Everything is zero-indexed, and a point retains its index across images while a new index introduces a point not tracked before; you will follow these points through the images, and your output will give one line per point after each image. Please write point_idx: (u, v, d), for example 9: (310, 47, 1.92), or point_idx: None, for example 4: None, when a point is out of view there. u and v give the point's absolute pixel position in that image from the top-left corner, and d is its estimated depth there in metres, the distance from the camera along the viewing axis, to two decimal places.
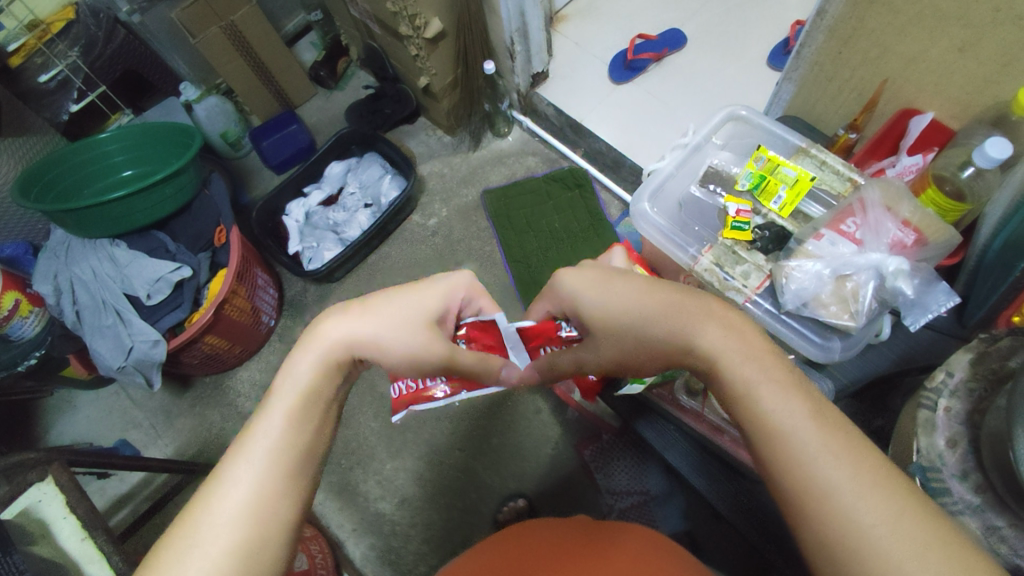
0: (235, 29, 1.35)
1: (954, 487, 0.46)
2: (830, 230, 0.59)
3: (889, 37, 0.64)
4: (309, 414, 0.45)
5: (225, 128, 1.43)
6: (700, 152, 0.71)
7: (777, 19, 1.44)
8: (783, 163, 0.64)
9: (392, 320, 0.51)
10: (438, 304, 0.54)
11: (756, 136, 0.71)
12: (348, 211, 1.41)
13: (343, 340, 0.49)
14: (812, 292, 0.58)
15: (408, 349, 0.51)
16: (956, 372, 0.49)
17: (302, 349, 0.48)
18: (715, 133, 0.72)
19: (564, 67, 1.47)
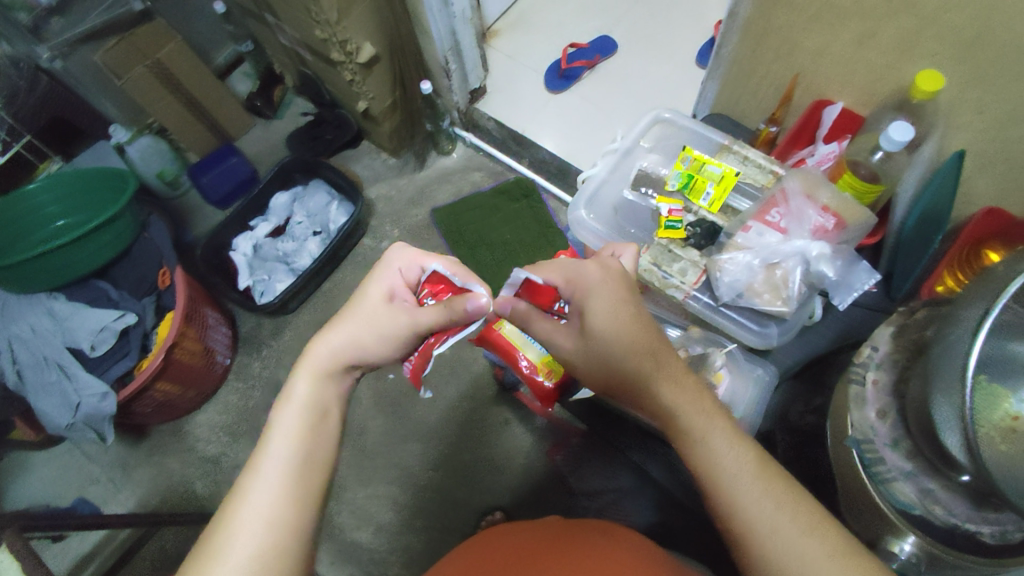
0: (162, 67, 1.33)
1: (887, 456, 0.49)
2: (757, 221, 0.62)
3: (795, 33, 0.67)
4: (312, 426, 0.53)
5: (161, 167, 1.41)
6: (630, 157, 0.72)
7: (701, 19, 1.49)
8: (708, 161, 0.67)
9: (357, 316, 0.59)
10: (380, 289, 0.61)
11: (682, 137, 0.73)
12: (297, 240, 1.40)
13: (329, 359, 0.57)
14: (744, 282, 0.61)
15: (376, 331, 0.59)
16: (880, 346, 0.52)
17: (301, 374, 0.55)
18: (643, 137, 0.73)
19: (500, 81, 1.49)
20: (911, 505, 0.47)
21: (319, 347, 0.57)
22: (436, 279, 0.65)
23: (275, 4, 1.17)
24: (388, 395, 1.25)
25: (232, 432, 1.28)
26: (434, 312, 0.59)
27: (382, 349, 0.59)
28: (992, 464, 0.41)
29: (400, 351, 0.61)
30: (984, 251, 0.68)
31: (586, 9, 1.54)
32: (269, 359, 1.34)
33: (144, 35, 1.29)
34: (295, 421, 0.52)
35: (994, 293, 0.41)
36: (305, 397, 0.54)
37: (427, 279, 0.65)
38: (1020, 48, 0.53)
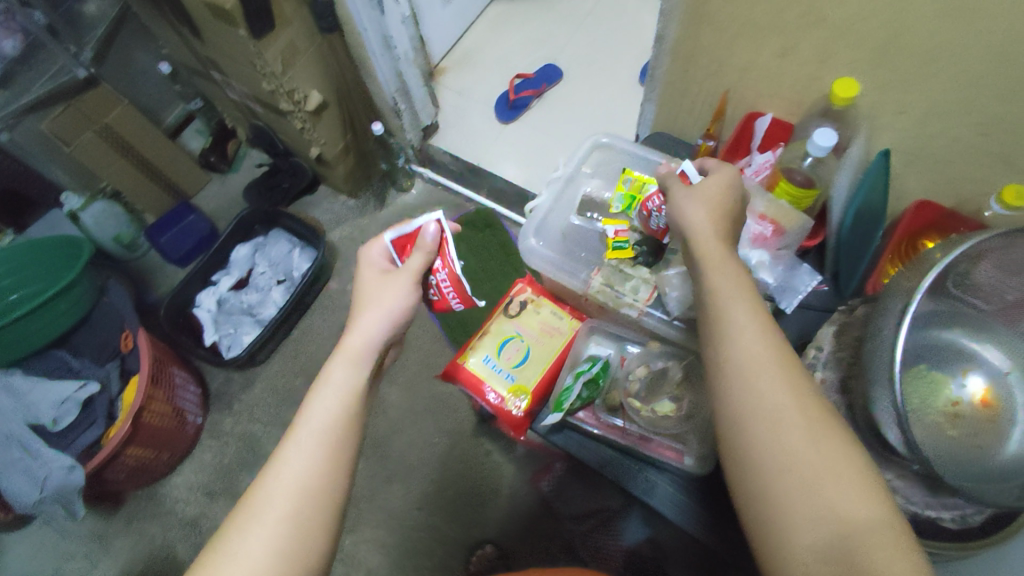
0: (111, 131, 1.34)
1: None
2: None
3: (718, 52, 0.71)
4: (350, 405, 0.55)
5: (117, 231, 1.39)
6: (573, 184, 0.74)
7: (639, 41, 1.55)
8: (648, 181, 0.67)
9: (366, 301, 0.61)
10: (374, 272, 0.64)
11: (623, 159, 0.74)
12: (261, 290, 1.39)
13: (361, 342, 0.59)
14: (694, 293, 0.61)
15: (383, 302, 0.61)
16: (824, 346, 0.55)
17: (337, 359, 0.57)
18: (584, 163, 0.75)
19: (452, 116, 1.52)
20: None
21: (350, 334, 0.59)
22: (402, 244, 0.66)
23: (221, 61, 1.19)
24: (367, 439, 1.23)
25: (209, 492, 1.25)
26: (419, 256, 0.63)
27: (397, 303, 0.61)
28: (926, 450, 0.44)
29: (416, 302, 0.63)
30: (921, 241, 0.72)
31: (529, 40, 1.58)
32: (242, 414, 1.31)
33: (91, 100, 1.29)
34: (335, 402, 0.54)
35: (915, 287, 0.43)
36: (342, 381, 0.56)
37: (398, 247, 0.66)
38: (925, 50, 0.56)
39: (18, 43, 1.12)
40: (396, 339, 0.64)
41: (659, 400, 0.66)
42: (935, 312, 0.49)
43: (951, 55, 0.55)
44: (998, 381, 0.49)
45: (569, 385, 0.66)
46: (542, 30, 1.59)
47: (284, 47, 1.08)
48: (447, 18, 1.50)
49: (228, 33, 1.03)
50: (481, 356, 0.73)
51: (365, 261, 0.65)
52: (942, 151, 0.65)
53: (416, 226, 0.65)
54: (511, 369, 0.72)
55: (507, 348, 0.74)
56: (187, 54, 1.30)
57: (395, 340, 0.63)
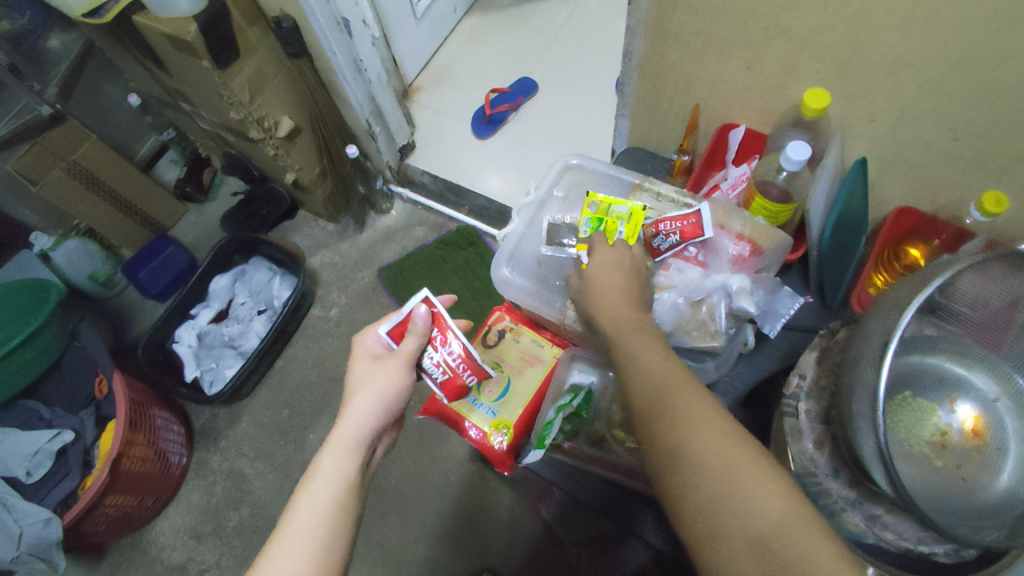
0: (81, 168, 1.30)
1: (831, 486, 0.49)
2: (676, 257, 0.62)
3: (687, 66, 0.69)
4: (339, 501, 0.55)
5: (92, 269, 1.36)
6: (544, 208, 0.72)
7: (615, 50, 1.53)
8: (614, 201, 0.65)
9: (356, 391, 0.60)
10: (367, 359, 0.63)
11: (595, 180, 0.72)
12: (242, 321, 1.37)
13: (352, 434, 0.58)
14: (672, 321, 0.60)
15: (374, 393, 0.60)
16: (807, 374, 0.54)
17: (328, 450, 0.57)
18: (556, 186, 0.73)
19: (430, 135, 1.50)
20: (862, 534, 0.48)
21: (341, 422, 0.59)
22: (395, 329, 0.63)
23: (188, 93, 1.17)
24: None
25: (198, 534, 1.21)
26: (411, 339, 0.61)
27: (390, 392, 0.60)
28: (911, 483, 0.43)
29: (410, 386, 0.61)
30: (906, 249, 0.70)
31: (503, 54, 1.57)
32: (229, 450, 1.28)
33: (58, 137, 1.25)
34: (324, 498, 0.55)
35: (895, 314, 0.41)
36: (331, 472, 0.56)
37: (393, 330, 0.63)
38: (892, 59, 0.55)
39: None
40: (390, 423, 0.64)
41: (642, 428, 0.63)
42: (920, 338, 0.47)
43: (918, 62, 0.54)
44: (987, 408, 0.48)
45: (550, 417, 0.65)
46: (516, 44, 1.58)
47: (250, 75, 1.06)
48: (419, 36, 1.49)
49: (191, 64, 1.02)
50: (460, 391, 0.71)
51: (358, 346, 0.64)
52: (919, 158, 0.64)
53: (407, 311, 0.63)
54: (492, 403, 0.70)
55: (486, 381, 0.71)
56: (155, 87, 1.28)
57: (389, 424, 0.63)
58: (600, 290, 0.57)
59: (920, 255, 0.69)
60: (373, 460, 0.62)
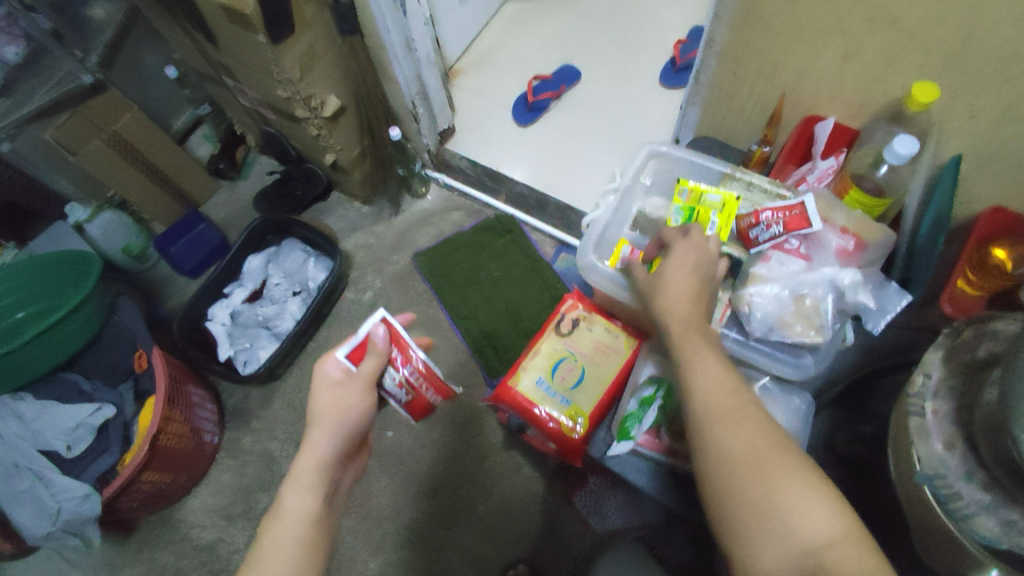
0: (119, 139, 1.28)
1: (963, 488, 0.48)
2: (776, 250, 0.60)
3: (779, 51, 0.67)
4: (309, 533, 0.59)
5: (126, 241, 1.34)
6: (628, 197, 0.70)
7: (661, 41, 1.51)
8: (706, 190, 0.65)
9: (319, 418, 0.65)
10: (323, 386, 0.67)
11: (681, 171, 0.71)
12: (277, 302, 1.35)
13: (316, 462, 0.62)
14: (775, 315, 0.58)
15: (341, 415, 0.65)
16: (933, 373, 0.52)
17: (290, 488, 0.61)
18: (641, 173, 0.71)
19: (469, 120, 1.47)
20: (998, 540, 0.46)
21: (301, 456, 0.63)
22: (353, 353, 0.69)
23: (233, 68, 1.15)
24: (388, 454, 1.19)
25: (227, 514, 1.20)
26: (373, 360, 0.69)
27: (351, 415, 0.65)
28: None
29: (372, 405, 0.68)
30: (990, 248, 0.67)
31: (546, 40, 1.54)
32: (260, 432, 1.27)
33: (98, 107, 1.22)
34: (290, 533, 0.58)
35: None
36: (296, 507, 0.60)
37: (350, 352, 0.69)
38: (1008, 52, 0.54)
39: (20, 48, 1.11)
40: (351, 451, 0.68)
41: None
42: None
43: None
44: None
45: (634, 411, 0.66)
46: (560, 30, 1.55)
47: (302, 51, 1.04)
48: (462, 18, 1.46)
49: (242, 37, 1.00)
50: (532, 378, 0.70)
51: (319, 374, 0.68)
52: (1023, 153, 0.62)
53: (363, 334, 0.70)
54: (567, 392, 0.69)
55: (560, 369, 0.70)
56: (197, 59, 1.25)
57: (350, 452, 0.67)
58: (666, 290, 0.57)
59: (1007, 255, 0.66)
60: (339, 488, 0.66)
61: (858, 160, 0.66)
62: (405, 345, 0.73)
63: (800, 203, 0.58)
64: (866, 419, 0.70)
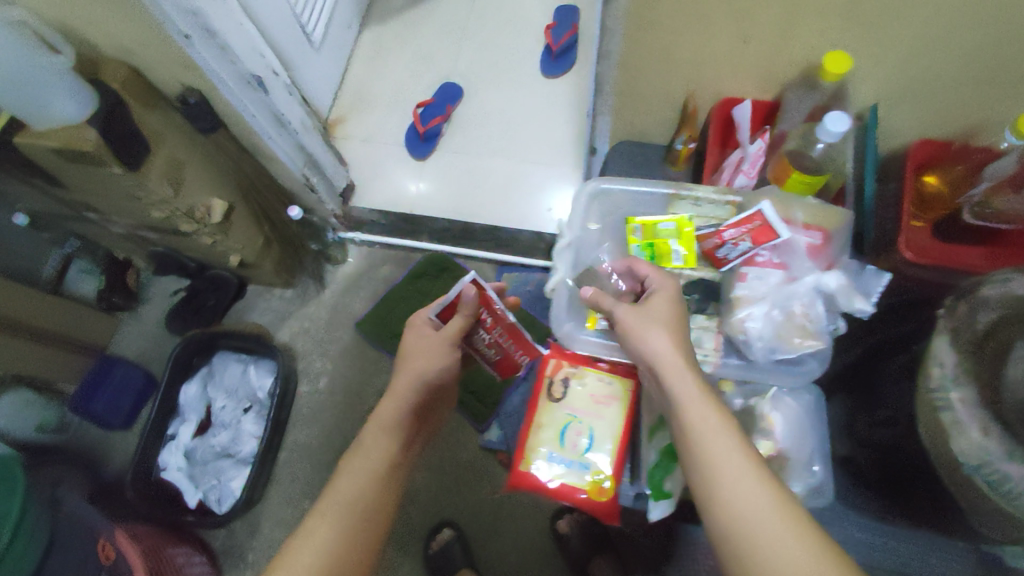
0: (2, 317, 1.11)
1: (1010, 468, 0.59)
2: (750, 266, 0.68)
3: (675, 48, 0.65)
4: (373, 480, 0.71)
5: (40, 417, 1.26)
6: (585, 245, 0.77)
7: (529, 30, 1.47)
8: (657, 223, 0.72)
9: (405, 364, 0.84)
10: (414, 337, 0.87)
11: (624, 202, 0.77)
12: (230, 426, 1.24)
13: (396, 409, 0.79)
14: (770, 331, 0.65)
15: (420, 366, 0.83)
16: (949, 362, 0.64)
17: (371, 431, 0.76)
18: (589, 219, 0.77)
19: (367, 167, 1.38)
20: None
21: (386, 401, 0.80)
22: (444, 312, 0.89)
23: (95, 202, 1.02)
24: (403, 535, 1.14)
25: None
26: (460, 319, 0.87)
27: (433, 364, 0.84)
28: None
29: (450, 362, 0.86)
30: (924, 177, 0.73)
31: (415, 62, 1.46)
32: (261, 561, 1.18)
33: None
34: (359, 477, 0.71)
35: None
36: (373, 448, 0.74)
37: (442, 311, 0.89)
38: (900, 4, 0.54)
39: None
40: (426, 406, 0.84)
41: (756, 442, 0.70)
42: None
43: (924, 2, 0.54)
44: None
45: (658, 462, 0.70)
46: (427, 46, 1.48)
47: (167, 167, 0.94)
48: (323, 66, 1.36)
49: (93, 175, 0.89)
50: (543, 454, 0.73)
51: (413, 329, 0.88)
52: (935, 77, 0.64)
53: (453, 295, 0.87)
54: (582, 457, 0.72)
55: (568, 437, 0.73)
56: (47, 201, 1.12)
57: (422, 409, 0.83)
58: (654, 345, 0.62)
59: (937, 180, 0.72)
60: (410, 452, 0.80)
61: (794, 136, 0.69)
62: (493, 309, 0.87)
63: (756, 213, 0.65)
64: (885, 404, 0.76)
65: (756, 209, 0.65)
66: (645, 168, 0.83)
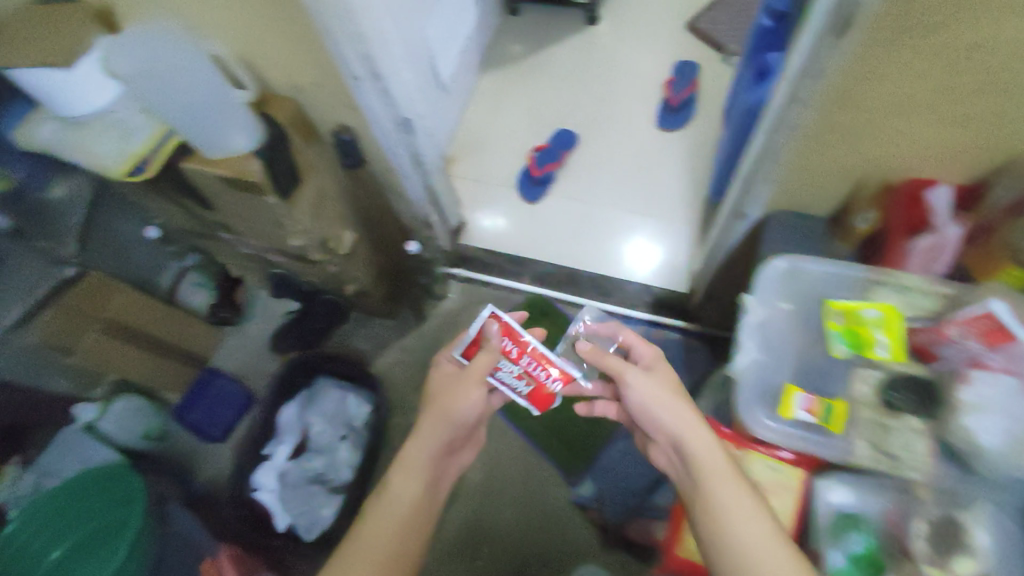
0: (116, 323, 1.17)
1: None
2: (977, 371, 0.62)
3: (866, 127, 0.65)
4: (405, 518, 0.72)
5: (145, 425, 1.29)
6: (771, 325, 0.75)
7: (648, 82, 1.47)
8: (862, 307, 0.69)
9: (433, 404, 0.79)
10: (439, 377, 0.84)
11: (813, 282, 0.75)
12: (326, 451, 1.26)
13: (419, 453, 0.76)
14: (1003, 446, 0.59)
15: (446, 407, 0.78)
16: None
17: (397, 471, 0.75)
18: (779, 296, 0.76)
19: (477, 208, 1.40)
20: None
21: (413, 441, 0.77)
22: (468, 347, 0.86)
23: (235, 225, 1.06)
24: None
25: None
26: (485, 357, 0.81)
27: (470, 401, 0.78)
28: None
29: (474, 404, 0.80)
30: None
31: (531, 107, 1.49)
32: None
33: (85, 294, 1.09)
34: (396, 512, 0.72)
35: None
36: (400, 490, 0.74)
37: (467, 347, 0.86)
38: None
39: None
40: (447, 453, 0.81)
41: (956, 559, 0.60)
42: None
43: None
44: None
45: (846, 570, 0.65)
46: (543, 92, 1.50)
47: (313, 197, 0.97)
48: (446, 106, 1.39)
49: (248, 201, 0.92)
50: None
51: (440, 369, 0.84)
52: None
53: (478, 330, 0.85)
54: None
55: None
56: (187, 220, 1.17)
57: (444, 454, 0.80)
58: (665, 410, 0.68)
59: None
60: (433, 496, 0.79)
61: (1004, 229, 0.68)
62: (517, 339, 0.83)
63: (986, 309, 0.62)
64: None
65: (985, 306, 0.62)
66: (806, 244, 0.79)
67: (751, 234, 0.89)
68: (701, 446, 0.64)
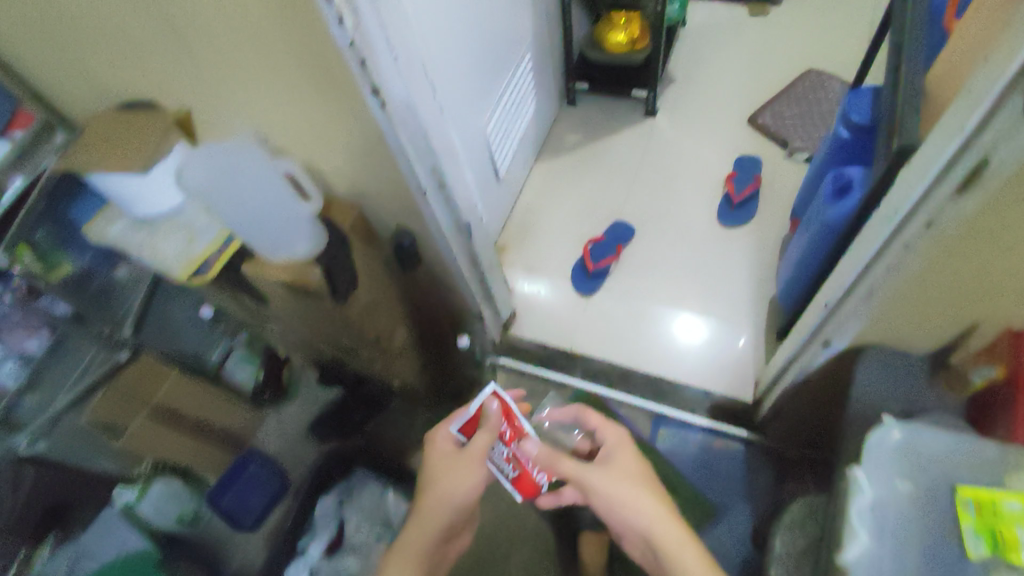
0: (163, 408, 1.15)
1: None
2: None
3: (981, 278, 0.59)
4: None
5: (180, 509, 1.20)
6: (885, 507, 0.57)
7: (707, 177, 1.45)
8: (1002, 496, 0.52)
9: (436, 484, 0.79)
10: (438, 455, 0.83)
11: (936, 453, 0.58)
12: (362, 552, 1.11)
13: (425, 535, 0.76)
14: None
15: (452, 486, 0.79)
16: None
17: (399, 556, 0.75)
18: (897, 475, 0.58)
19: (530, 298, 1.36)
20: None
21: (414, 527, 0.77)
22: (466, 425, 0.85)
23: (286, 318, 1.04)
24: None
25: None
26: (484, 435, 0.81)
27: (472, 480, 0.79)
28: None
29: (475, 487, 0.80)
30: None
31: (585, 198, 1.47)
32: None
33: (135, 378, 1.08)
34: None
35: None
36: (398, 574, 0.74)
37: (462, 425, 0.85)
38: None
39: (42, 339, 1.00)
40: (446, 536, 0.81)
41: None
42: None
43: None
44: None
45: None
46: (599, 184, 1.49)
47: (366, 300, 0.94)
48: (500, 196, 1.39)
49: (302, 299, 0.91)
50: None
51: (435, 446, 0.84)
52: None
53: (476, 410, 0.84)
54: None
55: None
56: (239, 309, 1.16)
57: (445, 537, 0.81)
58: (637, 501, 0.75)
59: None
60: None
61: None
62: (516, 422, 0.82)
63: None
64: None
65: None
66: (898, 386, 0.72)
67: (837, 362, 0.81)
68: (674, 538, 0.71)
